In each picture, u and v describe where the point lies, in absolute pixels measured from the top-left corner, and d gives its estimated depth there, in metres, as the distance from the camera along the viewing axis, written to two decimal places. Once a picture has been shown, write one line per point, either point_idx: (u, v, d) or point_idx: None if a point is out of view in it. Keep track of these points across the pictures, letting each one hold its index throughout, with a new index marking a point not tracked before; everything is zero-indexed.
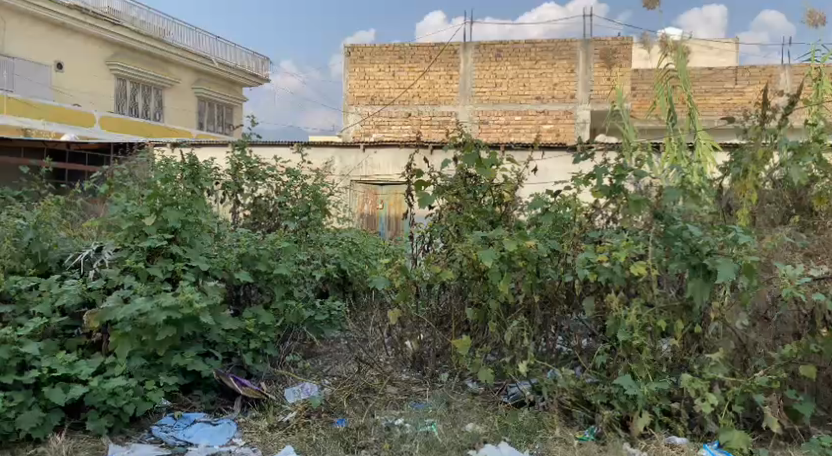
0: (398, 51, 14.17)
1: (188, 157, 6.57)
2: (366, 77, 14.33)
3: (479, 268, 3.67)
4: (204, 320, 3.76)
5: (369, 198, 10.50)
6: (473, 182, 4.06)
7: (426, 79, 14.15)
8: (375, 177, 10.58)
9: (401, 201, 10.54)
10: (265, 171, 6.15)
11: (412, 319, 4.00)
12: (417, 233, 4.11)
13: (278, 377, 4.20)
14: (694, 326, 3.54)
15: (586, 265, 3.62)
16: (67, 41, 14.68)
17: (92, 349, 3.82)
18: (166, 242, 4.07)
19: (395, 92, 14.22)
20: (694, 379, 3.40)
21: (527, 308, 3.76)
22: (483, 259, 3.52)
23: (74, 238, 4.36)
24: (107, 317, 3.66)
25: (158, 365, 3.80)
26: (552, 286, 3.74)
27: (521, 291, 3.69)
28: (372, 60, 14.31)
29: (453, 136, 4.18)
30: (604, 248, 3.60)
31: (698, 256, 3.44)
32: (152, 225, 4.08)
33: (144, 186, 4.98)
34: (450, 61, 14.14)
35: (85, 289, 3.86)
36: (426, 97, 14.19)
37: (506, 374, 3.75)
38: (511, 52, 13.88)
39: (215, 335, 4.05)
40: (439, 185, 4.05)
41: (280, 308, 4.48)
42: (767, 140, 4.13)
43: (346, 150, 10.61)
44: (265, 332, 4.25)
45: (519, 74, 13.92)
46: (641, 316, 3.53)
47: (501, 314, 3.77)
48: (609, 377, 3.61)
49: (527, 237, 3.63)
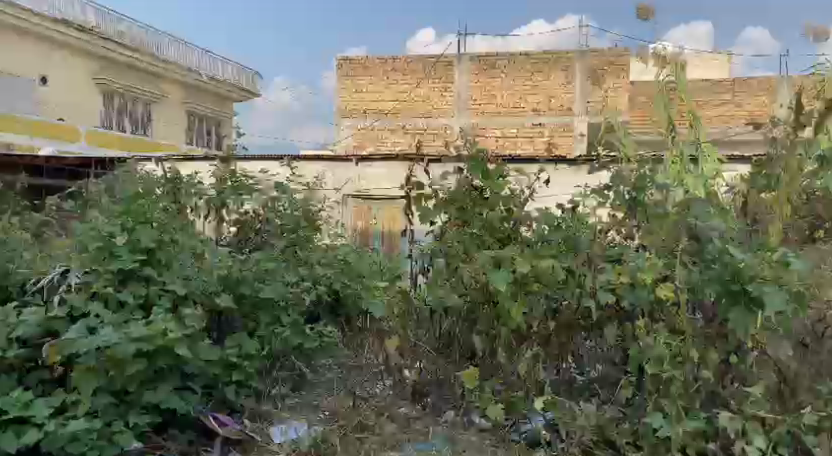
0: (391, 63, 14.24)
1: (169, 170, 6.18)
2: (359, 89, 14.38)
3: (487, 291, 3.32)
4: (180, 352, 3.38)
5: (362, 213, 10.39)
6: (479, 195, 3.69)
7: (420, 90, 14.19)
8: (369, 190, 10.24)
9: (396, 216, 10.40)
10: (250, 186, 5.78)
11: (411, 347, 3.67)
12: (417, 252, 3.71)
13: (262, 413, 3.88)
14: (729, 355, 3.17)
15: (606, 288, 3.27)
16: (52, 54, 14.23)
17: (55, 385, 3.50)
18: (138, 265, 3.68)
19: (389, 104, 14.28)
20: (735, 417, 3.03)
21: (540, 335, 3.40)
22: (495, 283, 3.14)
23: (38, 260, 3.97)
24: (68, 350, 3.25)
25: (128, 403, 3.43)
26: (569, 311, 3.37)
27: (535, 317, 3.32)
28: (365, 73, 14.37)
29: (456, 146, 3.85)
30: (627, 268, 3.23)
31: (740, 283, 3.03)
32: (124, 245, 3.69)
33: (119, 202, 4.59)
34: (444, 73, 14.07)
35: (46, 317, 3.47)
36: (420, 109, 14.21)
37: (517, 409, 3.35)
38: (507, 64, 13.79)
39: (195, 367, 3.65)
40: (442, 198, 3.70)
41: (265, 335, 4.11)
42: (800, 148, 3.77)
43: (339, 165, 10.27)
44: (250, 364, 3.92)
45: (515, 86, 13.79)
46: (672, 345, 3.14)
47: (513, 342, 3.40)
48: (634, 412, 3.23)
49: (542, 256, 3.25)
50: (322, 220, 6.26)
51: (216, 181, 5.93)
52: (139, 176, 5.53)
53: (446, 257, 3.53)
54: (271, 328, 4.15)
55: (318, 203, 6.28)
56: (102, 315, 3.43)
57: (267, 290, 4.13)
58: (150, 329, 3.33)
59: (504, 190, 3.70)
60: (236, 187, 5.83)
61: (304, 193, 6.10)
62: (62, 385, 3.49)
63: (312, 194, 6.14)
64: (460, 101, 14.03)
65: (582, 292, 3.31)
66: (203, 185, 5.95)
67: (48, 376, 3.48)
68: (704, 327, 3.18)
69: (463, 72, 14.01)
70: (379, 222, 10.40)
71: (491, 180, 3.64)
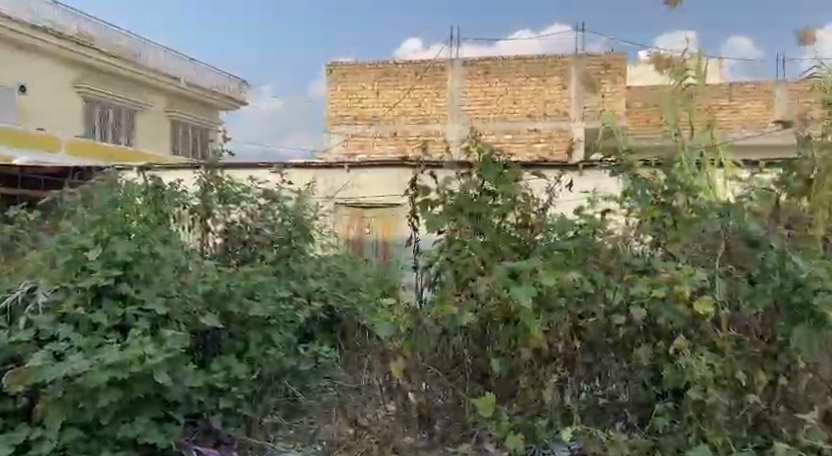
0: (382, 68, 13.91)
1: (151, 178, 5.80)
2: (349, 95, 14.05)
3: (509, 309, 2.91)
4: (161, 380, 2.99)
5: (355, 222, 9.96)
6: (490, 200, 3.35)
7: (411, 96, 13.84)
8: (362, 197, 9.90)
9: (392, 223, 9.92)
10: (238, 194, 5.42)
11: (419, 370, 3.21)
12: (423, 263, 3.38)
13: (251, 444, 3.53)
14: (779, 376, 2.82)
15: (638, 302, 2.92)
16: (31, 62, 13.79)
17: (19, 417, 3.13)
18: (113, 281, 3.29)
19: (379, 110, 13.94)
20: (790, 447, 2.69)
21: (565, 356, 3.04)
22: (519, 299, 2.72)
23: (3, 277, 3.59)
24: (33, 380, 2.91)
25: (101, 437, 3.09)
26: (596, 329, 3.02)
27: (559, 336, 2.96)
28: (356, 78, 14.05)
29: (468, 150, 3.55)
30: (662, 280, 2.89)
31: (802, 293, 2.67)
32: (97, 259, 3.33)
33: (94, 212, 4.21)
34: (437, 78, 13.74)
35: (8, 342, 3.14)
36: (412, 115, 13.86)
37: (540, 438, 2.97)
38: (500, 68, 13.47)
39: (179, 394, 3.28)
40: (449, 204, 3.34)
41: (256, 357, 3.76)
42: None
43: (330, 173, 9.91)
44: (238, 389, 3.63)
45: (509, 91, 13.49)
46: (716, 366, 2.79)
47: (535, 364, 3.03)
48: (672, 442, 2.89)
49: (566, 269, 2.91)
50: (314, 231, 5.90)
51: (201, 188, 5.56)
52: (118, 185, 5.15)
53: (458, 270, 3.17)
54: (263, 349, 3.80)
55: (310, 211, 5.93)
56: (73, 339, 3.09)
57: (258, 308, 3.80)
58: (126, 354, 2.94)
59: (518, 194, 3.36)
60: (222, 195, 5.46)
61: (295, 201, 5.74)
62: (27, 418, 3.12)
63: (303, 202, 5.79)
64: (454, 106, 13.69)
65: (612, 306, 2.96)
66: (187, 194, 5.57)
67: (11, 408, 3.10)
68: (749, 348, 2.86)
69: (457, 77, 13.65)
70: (374, 231, 9.87)
71: (504, 185, 3.32)
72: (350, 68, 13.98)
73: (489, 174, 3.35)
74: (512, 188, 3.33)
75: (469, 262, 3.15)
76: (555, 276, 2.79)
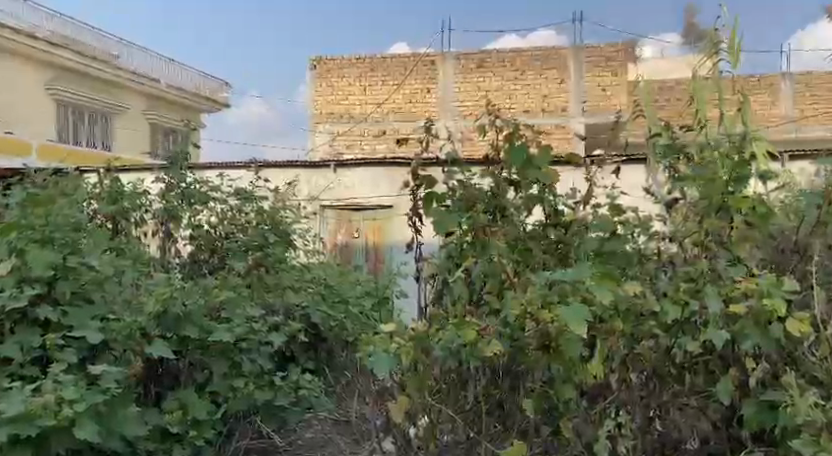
0: (370, 63, 13.25)
1: (107, 178, 5.05)
2: (335, 91, 13.35)
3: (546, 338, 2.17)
4: (80, 435, 2.26)
5: (343, 225, 9.33)
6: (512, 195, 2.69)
7: (401, 92, 13.16)
8: (353, 198, 9.18)
9: (381, 229, 9.21)
10: (207, 192, 4.70)
11: (428, 408, 2.48)
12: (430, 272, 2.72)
13: None
14: None
15: (706, 322, 2.25)
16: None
17: None
18: (28, 304, 2.56)
19: (367, 108, 13.25)
20: None
21: (613, 391, 2.34)
22: (567, 322, 1.99)
23: None
24: None
25: None
26: (657, 356, 2.32)
27: (611, 368, 2.26)
28: (342, 73, 13.33)
29: (482, 130, 2.84)
30: (743, 293, 2.21)
31: None
32: (9, 275, 2.60)
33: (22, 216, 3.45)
34: (428, 73, 13.07)
35: None
36: (402, 112, 13.16)
37: None
38: (495, 62, 12.82)
39: (114, 447, 2.55)
40: (461, 200, 2.65)
41: (221, 392, 3.11)
42: None
43: (316, 172, 9.16)
44: (198, 433, 2.95)
45: (504, 86, 12.83)
46: (819, 406, 2.11)
47: (577, 404, 2.33)
48: None
49: (621, 280, 2.20)
50: (296, 234, 5.19)
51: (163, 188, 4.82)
52: (63, 183, 4.39)
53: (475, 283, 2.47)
54: (228, 382, 3.14)
55: (289, 212, 5.22)
56: None
57: (222, 330, 3.11)
58: (32, 401, 2.22)
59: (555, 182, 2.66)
60: (187, 194, 4.72)
61: (273, 202, 5.03)
62: None
63: (283, 202, 5.09)
64: (445, 103, 13.00)
65: (677, 327, 2.27)
66: (147, 194, 4.83)
67: None
68: None
69: (448, 72, 13.01)
70: (362, 235, 9.22)
71: (534, 172, 2.63)
72: (337, 63, 13.30)
73: (517, 161, 2.61)
74: (546, 175, 2.64)
75: (488, 268, 2.44)
76: (609, 289, 2.10)
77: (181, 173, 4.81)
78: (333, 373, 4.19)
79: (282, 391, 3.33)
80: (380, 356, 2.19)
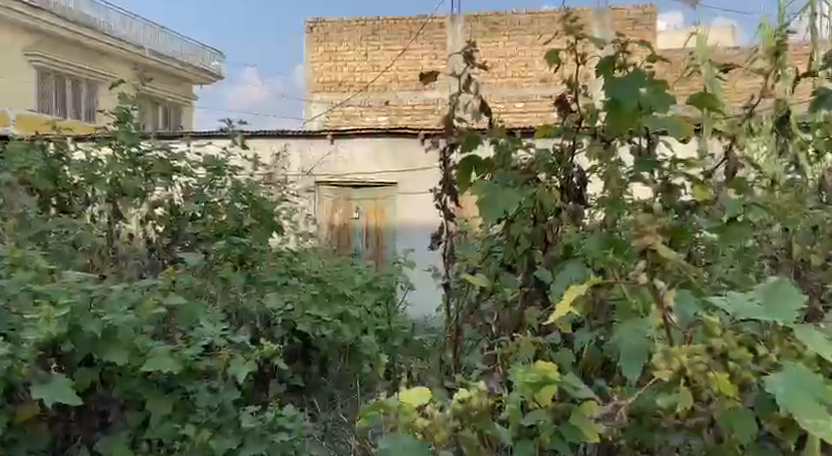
0: (371, 25, 12.23)
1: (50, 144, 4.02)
2: (334, 58, 12.29)
3: (687, 413, 1.24)
4: None
5: (340, 206, 8.29)
6: (609, 155, 1.72)
7: (406, 57, 12.17)
8: (348, 174, 8.26)
9: (384, 209, 8.32)
10: (168, 164, 3.71)
11: None
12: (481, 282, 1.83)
13: None
14: None
15: None
16: None
17: None
18: None
19: (369, 75, 12.28)
20: None
21: None
22: (779, 399, 1.07)
23: None
24: None
25: None
26: None
27: None
28: (340, 37, 12.28)
29: (564, 46, 1.82)
30: None
31: None
32: None
33: None
34: (434, 39, 12.13)
35: None
36: (405, 82, 12.20)
37: None
38: (510, 25, 11.83)
39: None
40: (525, 180, 1.75)
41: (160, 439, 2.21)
42: None
43: (308, 141, 8.13)
44: None
45: (519, 52, 11.84)
46: None
47: None
48: None
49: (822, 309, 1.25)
50: (282, 215, 4.26)
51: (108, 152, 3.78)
52: None
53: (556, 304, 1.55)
54: (173, 426, 2.27)
55: (273, 189, 4.27)
56: None
57: (165, 354, 2.17)
58: None
59: (682, 137, 1.59)
60: (140, 160, 3.70)
61: (251, 175, 4.10)
62: None
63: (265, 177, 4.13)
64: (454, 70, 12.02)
65: None
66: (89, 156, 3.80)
67: None
68: None
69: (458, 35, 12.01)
70: (362, 216, 8.27)
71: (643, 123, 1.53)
72: (334, 25, 12.25)
73: (628, 102, 1.48)
74: (671, 125, 1.55)
75: (581, 272, 1.48)
76: (813, 325, 1.16)
77: (130, 133, 3.66)
78: (334, 390, 3.58)
79: (252, 436, 2.37)
80: (396, 438, 1.23)
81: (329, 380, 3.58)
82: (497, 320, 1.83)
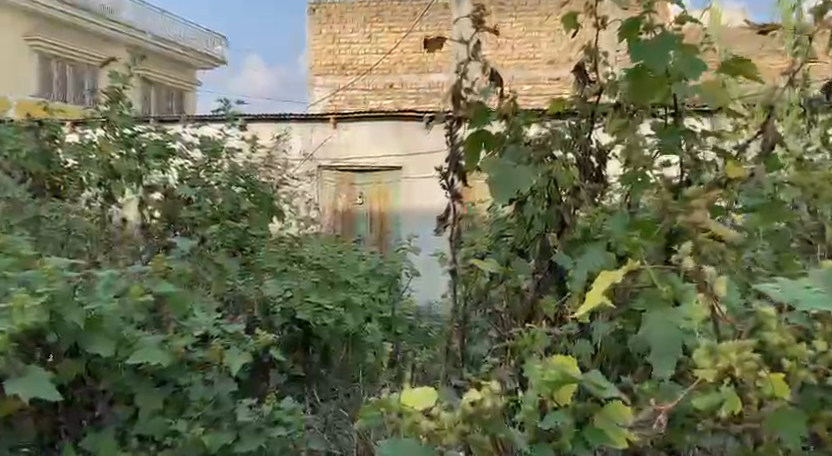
0: (375, 7, 12.05)
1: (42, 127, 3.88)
2: (337, 40, 12.10)
3: (728, 416, 1.09)
4: None
5: (343, 191, 8.15)
6: (634, 127, 1.58)
7: (410, 40, 11.99)
8: (350, 158, 8.14)
9: (386, 193, 8.26)
10: (164, 145, 3.62)
11: None
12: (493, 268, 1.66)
13: None
14: None
15: None
16: None
17: None
18: None
19: (373, 58, 12.07)
20: None
21: None
22: None
23: None
24: None
25: None
26: None
27: None
28: (344, 19, 12.08)
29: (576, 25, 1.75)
30: None
31: None
32: None
33: None
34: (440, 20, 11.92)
35: None
36: (410, 64, 11.99)
37: None
38: (515, 7, 11.66)
39: None
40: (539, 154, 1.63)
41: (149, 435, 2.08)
42: None
43: (309, 125, 8.01)
44: None
45: (524, 33, 11.68)
46: None
47: None
48: None
49: None
50: (282, 199, 4.13)
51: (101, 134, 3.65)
52: None
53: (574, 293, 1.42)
54: (164, 421, 2.13)
55: (273, 173, 4.13)
56: None
57: (154, 345, 2.03)
58: None
59: (715, 103, 1.45)
60: (133, 142, 3.56)
61: (248, 158, 4.01)
62: None
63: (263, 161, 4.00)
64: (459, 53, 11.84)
65: None
66: (82, 138, 3.65)
67: None
68: None
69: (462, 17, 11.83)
70: (366, 201, 8.21)
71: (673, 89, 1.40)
72: (338, 7, 12.03)
73: (660, 65, 1.32)
74: (705, 93, 1.43)
75: (604, 257, 1.34)
76: None
77: (125, 114, 3.56)
78: (335, 381, 3.40)
79: (247, 431, 2.24)
80: (397, 442, 1.10)
81: (332, 371, 3.42)
82: (507, 306, 1.73)
